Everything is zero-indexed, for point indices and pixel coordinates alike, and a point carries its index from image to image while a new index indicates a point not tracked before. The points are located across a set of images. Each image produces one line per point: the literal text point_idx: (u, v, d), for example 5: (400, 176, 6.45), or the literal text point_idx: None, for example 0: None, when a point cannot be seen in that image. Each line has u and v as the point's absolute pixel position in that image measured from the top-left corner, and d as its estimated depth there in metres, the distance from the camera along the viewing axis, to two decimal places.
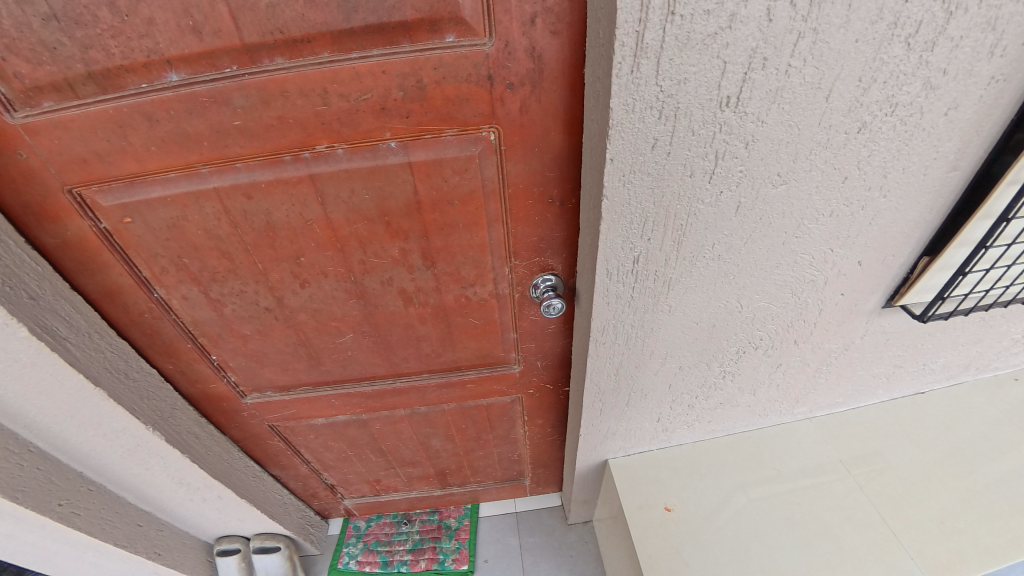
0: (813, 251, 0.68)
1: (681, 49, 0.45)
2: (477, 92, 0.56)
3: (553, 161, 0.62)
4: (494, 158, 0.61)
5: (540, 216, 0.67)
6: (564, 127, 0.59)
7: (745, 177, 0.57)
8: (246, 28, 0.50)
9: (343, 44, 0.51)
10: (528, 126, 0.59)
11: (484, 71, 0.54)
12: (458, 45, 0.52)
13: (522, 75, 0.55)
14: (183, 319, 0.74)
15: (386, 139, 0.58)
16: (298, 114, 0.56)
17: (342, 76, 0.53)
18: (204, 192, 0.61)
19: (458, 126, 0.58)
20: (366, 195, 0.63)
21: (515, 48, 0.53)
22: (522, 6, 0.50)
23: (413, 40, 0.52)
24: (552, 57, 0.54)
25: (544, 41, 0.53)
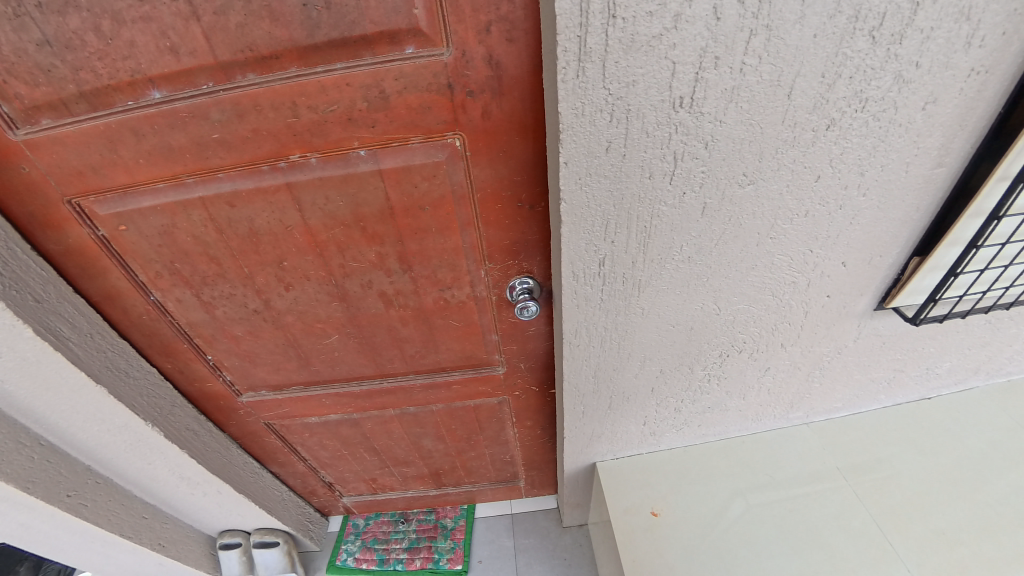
0: (790, 252, 0.67)
1: (627, 52, 0.46)
2: (439, 101, 0.57)
3: (519, 165, 0.64)
4: (462, 163, 0.63)
5: (511, 220, 0.69)
6: (528, 132, 0.61)
7: (709, 178, 0.56)
8: (217, 47, 0.53)
9: (309, 59, 0.54)
10: (492, 131, 0.60)
11: (445, 80, 0.56)
12: (418, 56, 0.54)
13: (482, 83, 0.56)
14: (179, 320, 0.78)
15: (355, 148, 0.61)
16: (271, 126, 0.59)
17: (310, 89, 0.56)
18: (190, 201, 0.65)
19: (423, 134, 0.60)
20: (340, 202, 0.65)
21: (472, 57, 0.54)
22: (476, 16, 0.51)
23: (374, 52, 0.54)
24: (510, 65, 0.55)
25: (501, 48, 0.54)
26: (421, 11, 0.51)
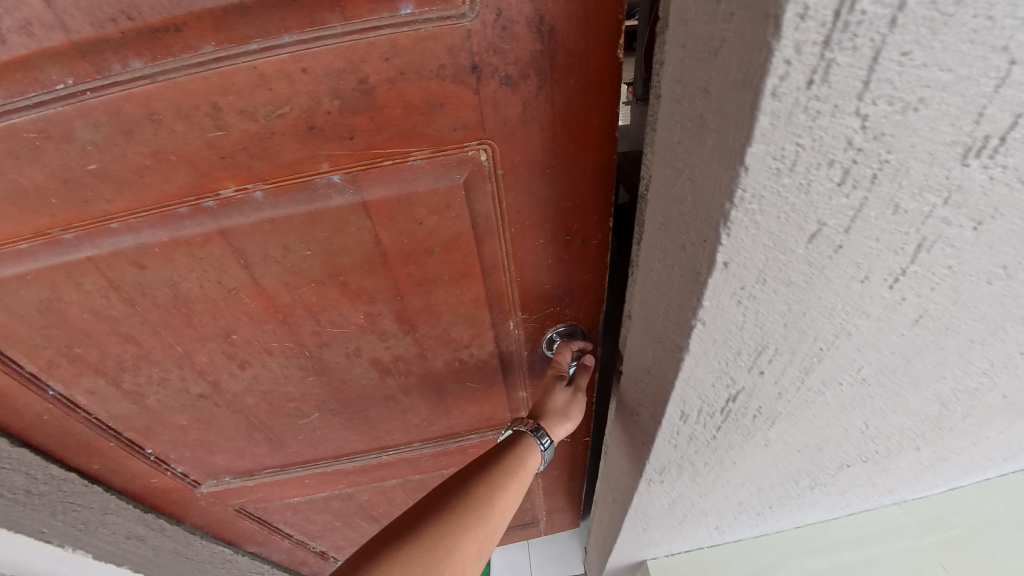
0: (1002, 361, 0.39)
1: (936, 29, 0.18)
2: (455, 94, 0.36)
3: (572, 184, 0.44)
4: (488, 187, 0.43)
5: (553, 258, 0.49)
6: (589, 134, 0.41)
7: (963, 278, 0.29)
8: (68, 14, 0.31)
9: (235, 31, 0.32)
10: (537, 137, 0.40)
11: (465, 59, 0.35)
12: (421, 20, 0.33)
13: (523, 62, 0.36)
14: (98, 414, 0.55)
15: (322, 173, 0.39)
16: (181, 147, 0.36)
17: (241, 85, 0.34)
18: (76, 264, 0.43)
19: (429, 146, 0.39)
20: (305, 252, 0.44)
21: (510, 20, 0.34)
22: None
23: (346, 16, 0.32)
24: (567, 32, 0.35)
25: (558, 4, 0.33)
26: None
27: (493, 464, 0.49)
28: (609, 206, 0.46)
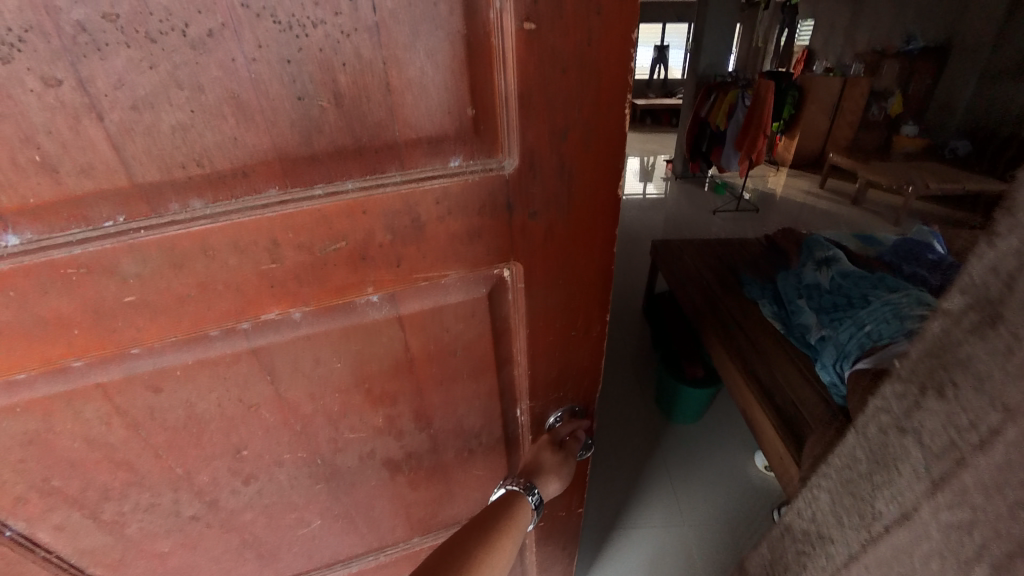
0: None
1: None
2: (492, 225, 0.42)
3: (580, 289, 0.51)
4: (510, 295, 0.48)
5: (561, 351, 0.54)
6: (596, 251, 0.48)
7: None
8: (136, 160, 0.33)
9: (301, 176, 0.36)
10: (554, 253, 0.47)
11: (502, 198, 0.42)
12: (467, 170, 0.40)
13: (548, 199, 0.43)
14: (62, 551, 0.48)
15: (365, 293, 0.42)
16: (231, 276, 0.38)
17: (302, 222, 0.38)
18: (80, 391, 0.40)
19: (465, 267, 0.44)
20: (336, 363, 0.45)
21: (540, 167, 0.41)
22: (548, 120, 0.39)
23: (403, 165, 0.38)
24: (583, 177, 0.43)
25: (576, 156, 0.42)
26: (472, 111, 0.38)
27: (489, 524, 0.51)
28: (607, 305, 0.53)
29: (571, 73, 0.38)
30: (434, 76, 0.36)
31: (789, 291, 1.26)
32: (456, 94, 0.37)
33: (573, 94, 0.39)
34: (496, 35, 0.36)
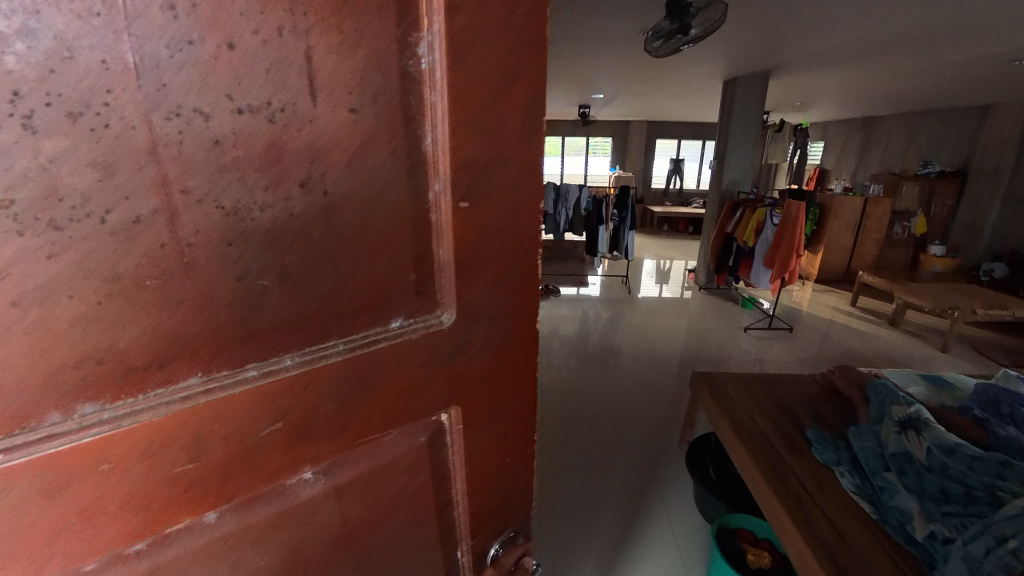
0: None
1: None
2: (436, 376, 0.43)
3: (514, 416, 0.53)
4: (451, 437, 0.48)
5: (499, 480, 0.55)
6: (526, 381, 0.52)
7: None
8: (9, 366, 0.26)
9: (234, 356, 0.33)
10: (492, 388, 0.49)
11: (444, 350, 0.43)
12: (410, 328, 0.41)
13: (484, 344, 0.46)
14: None
15: (301, 470, 0.38)
16: (135, 487, 0.31)
17: (232, 408, 0.34)
18: None
19: (407, 421, 0.43)
20: (259, 556, 0.39)
21: (475, 316, 0.44)
22: (483, 275, 0.43)
23: (347, 332, 0.38)
24: (514, 322, 0.48)
25: (507, 303, 0.46)
26: (415, 275, 0.40)
27: None
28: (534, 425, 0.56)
29: (500, 235, 0.43)
30: (378, 249, 0.38)
31: (870, 459, 1.24)
32: (399, 260, 0.39)
33: (503, 253, 0.44)
34: (434, 211, 0.40)
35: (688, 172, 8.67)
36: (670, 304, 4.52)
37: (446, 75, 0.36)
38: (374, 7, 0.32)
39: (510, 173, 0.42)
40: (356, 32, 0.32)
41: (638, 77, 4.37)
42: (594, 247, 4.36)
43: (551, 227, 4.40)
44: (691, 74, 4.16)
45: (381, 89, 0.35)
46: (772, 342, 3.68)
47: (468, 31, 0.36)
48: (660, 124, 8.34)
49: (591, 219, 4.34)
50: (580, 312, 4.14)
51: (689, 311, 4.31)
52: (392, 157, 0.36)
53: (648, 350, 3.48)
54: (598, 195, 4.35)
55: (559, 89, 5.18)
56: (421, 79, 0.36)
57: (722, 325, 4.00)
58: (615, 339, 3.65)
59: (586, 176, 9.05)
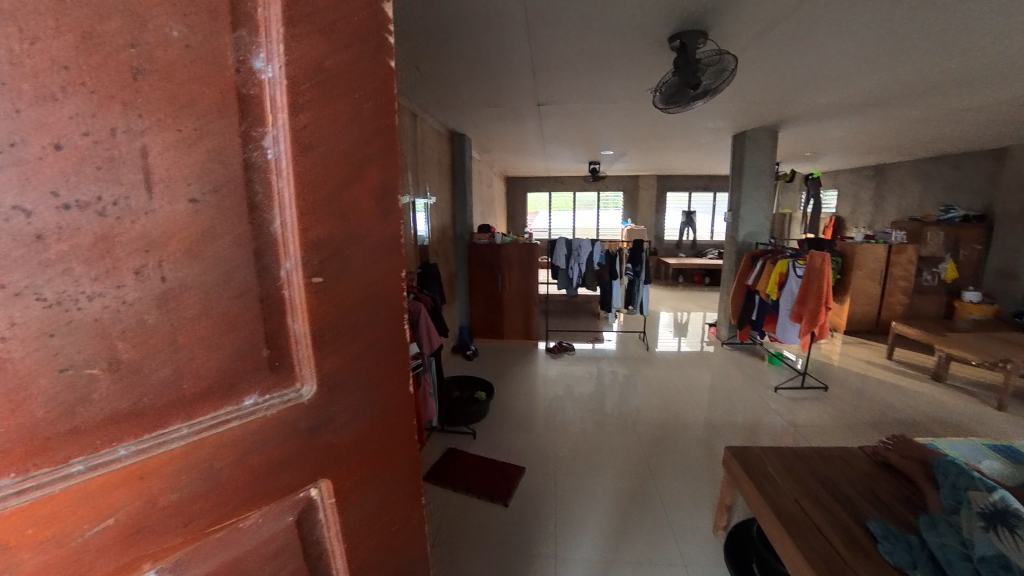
0: None
1: None
2: (296, 452, 0.46)
3: (393, 484, 0.58)
4: (323, 512, 0.50)
5: (381, 552, 0.57)
6: (398, 446, 0.57)
7: None
8: None
9: (59, 451, 0.33)
10: (364, 460, 0.53)
11: (304, 425, 0.46)
12: (265, 404, 0.43)
13: (349, 414, 0.50)
14: None
15: (145, 569, 0.38)
16: None
17: (58, 512, 0.33)
18: None
19: (269, 502, 0.45)
20: None
21: (336, 388, 0.48)
22: (344, 346, 0.48)
23: (193, 415, 0.39)
24: (380, 392, 0.53)
25: (371, 372, 0.52)
26: (267, 352, 0.43)
27: None
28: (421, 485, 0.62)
29: (357, 307, 0.49)
30: (227, 331, 0.40)
31: (955, 562, 0.99)
32: (251, 339, 0.42)
33: (361, 326, 0.50)
34: (286, 287, 0.44)
35: (700, 224, 8.68)
36: (692, 360, 4.33)
37: (290, 164, 0.42)
38: (211, 108, 0.37)
39: (365, 247, 0.49)
40: (196, 131, 0.36)
41: (642, 133, 4.51)
42: (608, 302, 4.28)
43: (563, 282, 4.36)
44: (696, 129, 4.25)
45: (223, 179, 0.38)
46: (806, 402, 3.44)
47: (312, 126, 0.43)
48: (668, 178, 8.51)
49: (602, 274, 4.28)
50: (596, 371, 3.99)
51: (712, 368, 4.11)
52: (240, 241, 0.40)
53: (670, 412, 3.29)
54: (610, 250, 4.32)
55: (568, 147, 5.36)
56: (267, 167, 0.41)
57: (748, 384, 3.77)
58: (634, 400, 3.48)
59: (599, 230, 9.13)
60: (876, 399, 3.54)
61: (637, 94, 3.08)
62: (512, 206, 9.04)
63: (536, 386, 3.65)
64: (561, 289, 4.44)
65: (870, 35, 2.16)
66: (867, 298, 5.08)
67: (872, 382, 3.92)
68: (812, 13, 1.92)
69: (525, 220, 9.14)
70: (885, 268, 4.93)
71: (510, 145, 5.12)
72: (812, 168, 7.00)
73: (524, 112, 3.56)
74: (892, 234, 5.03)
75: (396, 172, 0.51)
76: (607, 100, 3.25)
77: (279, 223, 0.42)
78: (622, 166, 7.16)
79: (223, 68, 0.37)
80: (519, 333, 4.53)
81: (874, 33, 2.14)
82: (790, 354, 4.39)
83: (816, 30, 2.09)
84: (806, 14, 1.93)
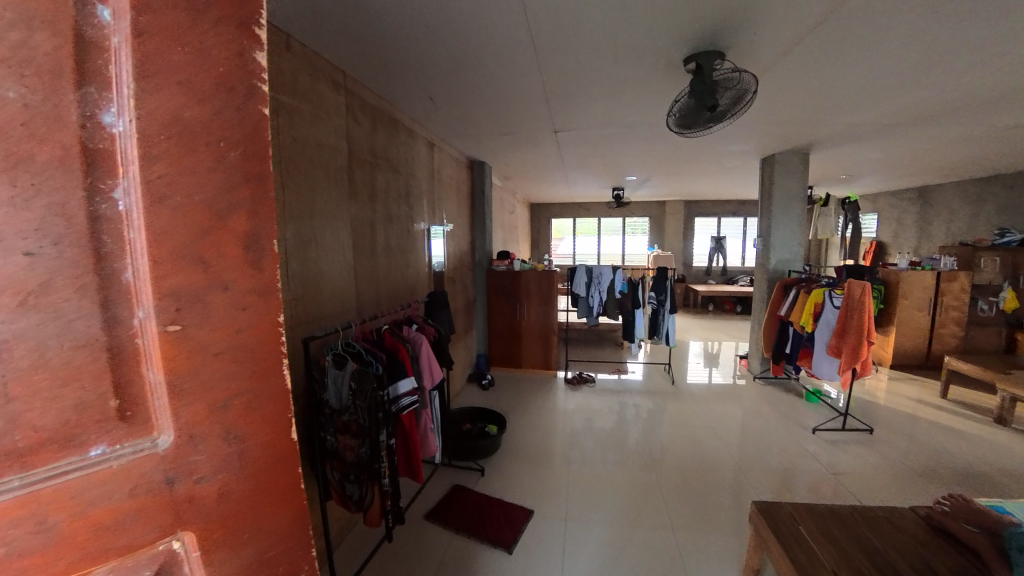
0: None
1: None
2: (149, 503, 0.44)
3: (273, 539, 0.56)
4: (186, 568, 0.48)
5: None
6: (279, 498, 0.56)
7: None
8: None
9: None
10: (235, 513, 0.51)
11: (160, 476, 0.44)
12: (115, 454, 0.42)
13: (214, 464, 0.49)
14: None
15: None
16: None
17: None
18: None
19: (116, 558, 0.42)
20: None
21: (200, 438, 0.47)
22: (209, 394, 0.48)
23: (26, 469, 0.36)
24: (254, 443, 0.53)
25: (240, 419, 0.51)
26: (116, 401, 0.43)
27: None
28: (309, 536, 0.61)
29: (223, 355, 0.49)
30: (68, 383, 0.38)
31: None
32: (96, 391, 0.41)
33: (230, 374, 0.50)
34: (140, 336, 0.43)
35: (731, 249, 8.38)
36: (722, 394, 4.06)
37: (143, 215, 0.42)
38: (52, 163, 0.36)
39: (232, 294, 0.50)
40: (33, 185, 0.36)
41: (666, 159, 4.42)
42: (631, 332, 4.11)
43: (584, 311, 4.19)
44: (722, 153, 4.13)
45: (66, 231, 0.37)
46: (850, 447, 3.14)
47: (169, 177, 0.44)
48: (696, 204, 8.37)
49: (624, 302, 4.12)
50: (617, 406, 3.78)
51: (743, 404, 3.84)
52: (83, 291, 0.39)
53: (696, 453, 3.05)
54: (633, 278, 4.18)
55: (590, 174, 5.31)
56: (117, 218, 0.41)
57: (783, 424, 3.48)
58: (657, 438, 3.26)
59: (624, 256, 8.95)
60: (930, 443, 3.21)
61: (656, 119, 3.02)
62: (538, 232, 9.04)
63: (552, 420, 3.49)
64: (582, 318, 4.26)
65: (898, 50, 2.05)
66: (915, 329, 4.72)
67: (924, 423, 3.57)
68: (831, 30, 1.83)
69: (550, 246, 9.09)
70: (934, 297, 4.59)
71: (532, 172, 5.12)
72: (848, 191, 6.70)
73: (542, 139, 3.55)
74: (940, 259, 4.76)
75: (266, 219, 0.53)
76: (626, 126, 3.20)
77: (129, 273, 0.41)
78: (647, 192, 7.05)
79: (68, 122, 0.38)
80: (537, 363, 4.38)
81: (902, 48, 2.02)
82: (829, 391, 4.08)
83: (837, 47, 2.00)
84: (823, 32, 1.85)
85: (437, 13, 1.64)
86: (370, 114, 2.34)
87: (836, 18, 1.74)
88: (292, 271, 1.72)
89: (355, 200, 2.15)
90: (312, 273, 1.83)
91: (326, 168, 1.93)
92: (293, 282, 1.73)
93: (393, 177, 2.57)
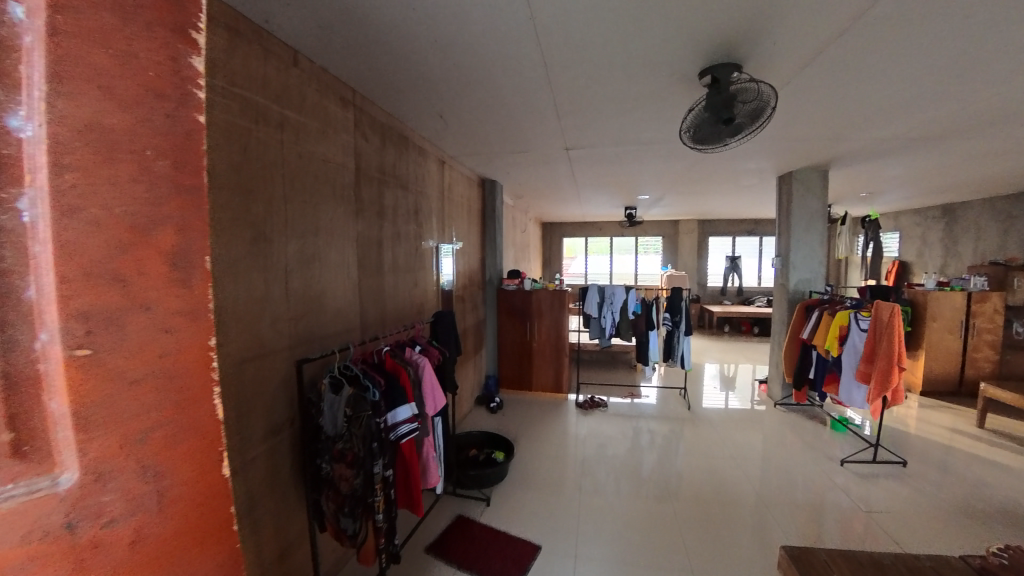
0: None
1: None
2: (44, 555, 0.35)
3: None
4: None
5: None
6: (200, 544, 0.48)
7: None
8: None
9: None
10: (147, 563, 0.43)
11: (59, 522, 0.36)
12: (6, 497, 0.34)
13: (128, 508, 0.41)
14: None
15: None
16: None
17: None
18: None
19: None
20: None
21: (111, 478, 0.39)
22: (129, 424, 0.41)
23: None
24: (174, 483, 0.46)
25: (160, 453, 0.44)
26: (8, 435, 0.35)
27: None
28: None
29: (141, 383, 0.42)
30: None
31: None
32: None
33: (153, 407, 0.43)
34: (43, 361, 0.36)
35: (747, 269, 8.20)
36: (743, 422, 3.86)
37: (51, 228, 0.36)
38: None
39: (153, 316, 0.43)
40: None
41: (680, 177, 4.34)
42: (645, 354, 3.98)
43: (596, 332, 4.11)
44: (738, 171, 4.04)
45: None
46: (883, 482, 2.92)
47: (84, 186, 0.38)
48: (711, 224, 8.26)
49: (638, 324, 4.00)
50: (631, 432, 3.60)
51: (765, 432, 3.63)
52: None
53: (716, 486, 2.86)
54: (647, 298, 4.06)
55: (603, 193, 5.26)
56: (19, 233, 0.35)
57: (809, 455, 3.27)
58: (674, 468, 3.07)
59: (636, 276, 8.81)
60: (970, 478, 2.98)
61: (671, 135, 2.95)
62: (549, 251, 8.99)
63: (562, 446, 3.33)
64: (594, 340, 4.18)
65: (925, 61, 1.96)
66: (946, 353, 4.48)
67: (962, 456, 3.33)
68: (854, 40, 1.76)
69: (562, 265, 9.01)
70: (965, 318, 4.40)
71: (544, 191, 5.08)
72: (868, 210, 6.53)
73: (553, 157, 3.51)
74: (970, 280, 4.58)
75: (198, 236, 0.47)
76: (639, 144, 3.14)
77: (32, 293, 0.35)
78: (660, 211, 6.97)
79: None
80: (548, 386, 4.24)
81: (930, 59, 1.93)
82: (856, 419, 3.86)
83: (860, 58, 1.92)
84: (845, 42, 1.78)
85: (444, 27, 1.61)
86: (380, 131, 2.31)
87: (860, 28, 1.66)
88: (292, 290, 1.66)
89: (362, 217, 2.09)
90: (313, 291, 1.77)
91: (331, 184, 1.88)
92: (292, 300, 1.66)
93: (402, 194, 2.53)
